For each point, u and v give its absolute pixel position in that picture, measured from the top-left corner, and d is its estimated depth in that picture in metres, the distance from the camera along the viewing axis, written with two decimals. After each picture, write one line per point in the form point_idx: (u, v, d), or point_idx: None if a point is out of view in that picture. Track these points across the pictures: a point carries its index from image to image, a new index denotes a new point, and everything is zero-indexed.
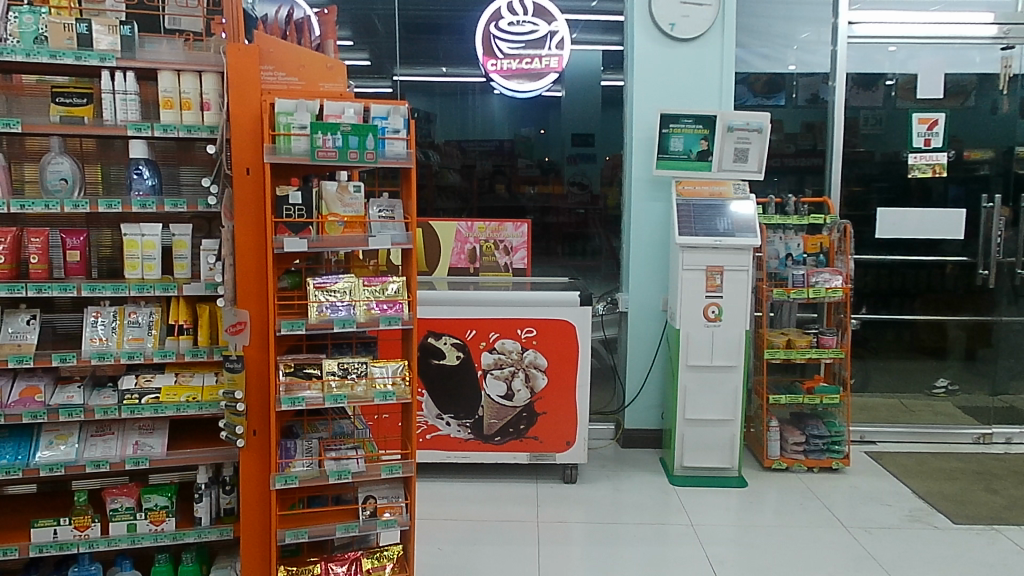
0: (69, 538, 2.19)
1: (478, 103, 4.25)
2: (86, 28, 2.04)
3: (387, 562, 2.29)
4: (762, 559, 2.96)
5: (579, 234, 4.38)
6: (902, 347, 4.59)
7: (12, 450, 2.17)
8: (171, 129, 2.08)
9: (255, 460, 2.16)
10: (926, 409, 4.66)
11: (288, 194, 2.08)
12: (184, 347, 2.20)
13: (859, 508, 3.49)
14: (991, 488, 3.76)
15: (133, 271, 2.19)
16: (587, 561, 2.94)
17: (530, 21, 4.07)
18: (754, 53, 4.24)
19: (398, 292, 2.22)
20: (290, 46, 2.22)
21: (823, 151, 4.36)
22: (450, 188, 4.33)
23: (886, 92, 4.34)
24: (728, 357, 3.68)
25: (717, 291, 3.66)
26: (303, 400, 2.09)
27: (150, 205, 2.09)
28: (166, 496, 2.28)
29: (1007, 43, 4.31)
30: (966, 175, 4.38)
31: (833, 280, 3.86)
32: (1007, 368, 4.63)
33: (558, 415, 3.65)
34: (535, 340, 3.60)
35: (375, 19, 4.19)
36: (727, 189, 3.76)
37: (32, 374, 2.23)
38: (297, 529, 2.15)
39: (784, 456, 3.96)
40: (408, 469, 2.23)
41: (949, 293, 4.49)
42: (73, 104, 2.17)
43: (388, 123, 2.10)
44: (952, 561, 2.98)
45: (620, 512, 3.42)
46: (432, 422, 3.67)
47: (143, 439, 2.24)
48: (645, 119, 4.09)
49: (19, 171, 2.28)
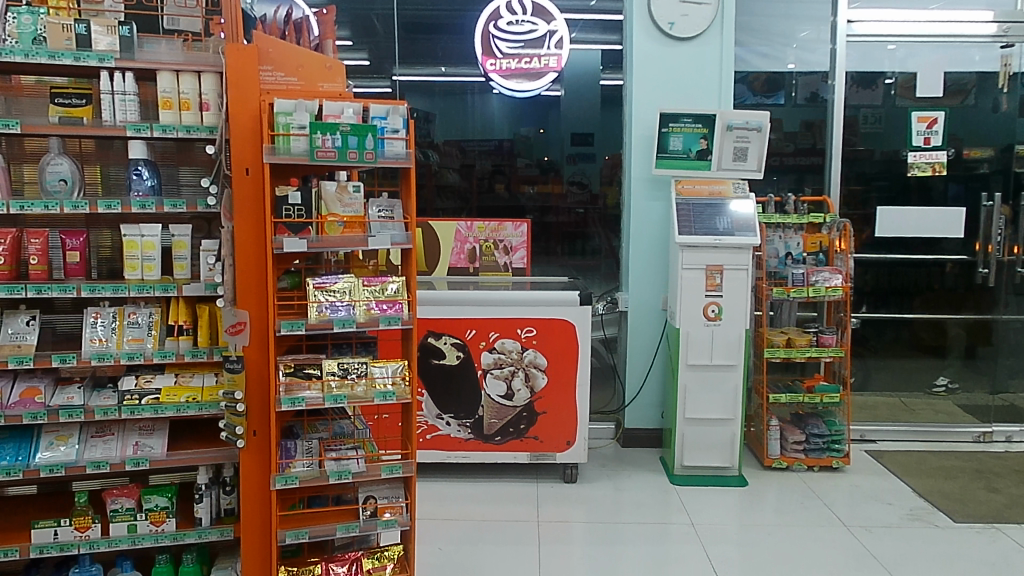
0: (70, 539, 2.18)
1: (477, 103, 4.25)
2: (85, 29, 2.04)
3: (387, 562, 2.29)
4: (763, 558, 2.96)
5: (579, 233, 4.38)
6: (903, 345, 4.61)
7: (12, 451, 2.17)
8: (170, 129, 2.08)
9: (256, 461, 2.16)
10: (926, 408, 4.64)
11: (288, 194, 2.07)
12: (184, 347, 2.20)
13: (860, 507, 3.49)
14: (992, 486, 3.76)
15: (133, 272, 2.19)
16: (588, 561, 2.94)
17: (529, 20, 4.08)
18: (753, 51, 4.24)
19: (397, 292, 2.22)
20: (289, 46, 2.21)
21: (822, 150, 4.36)
22: (450, 188, 4.33)
23: (886, 91, 4.34)
24: (728, 356, 3.68)
25: (717, 290, 3.66)
26: (304, 400, 2.08)
27: (150, 205, 2.09)
28: (167, 497, 2.27)
29: (1007, 42, 4.31)
30: (966, 173, 4.38)
31: (833, 279, 3.86)
32: (1008, 367, 4.63)
33: (558, 414, 3.65)
34: (535, 339, 3.60)
35: (374, 19, 4.19)
36: (727, 188, 3.76)
37: (32, 375, 2.23)
38: (297, 530, 2.15)
39: (784, 455, 3.96)
40: (408, 469, 2.23)
41: (949, 291, 4.51)
42: (73, 104, 2.16)
43: (388, 123, 2.10)
44: (953, 559, 2.98)
45: (621, 511, 3.42)
46: (433, 422, 3.67)
47: (144, 439, 2.24)
48: (645, 118, 4.08)
49: (18, 172, 2.28)
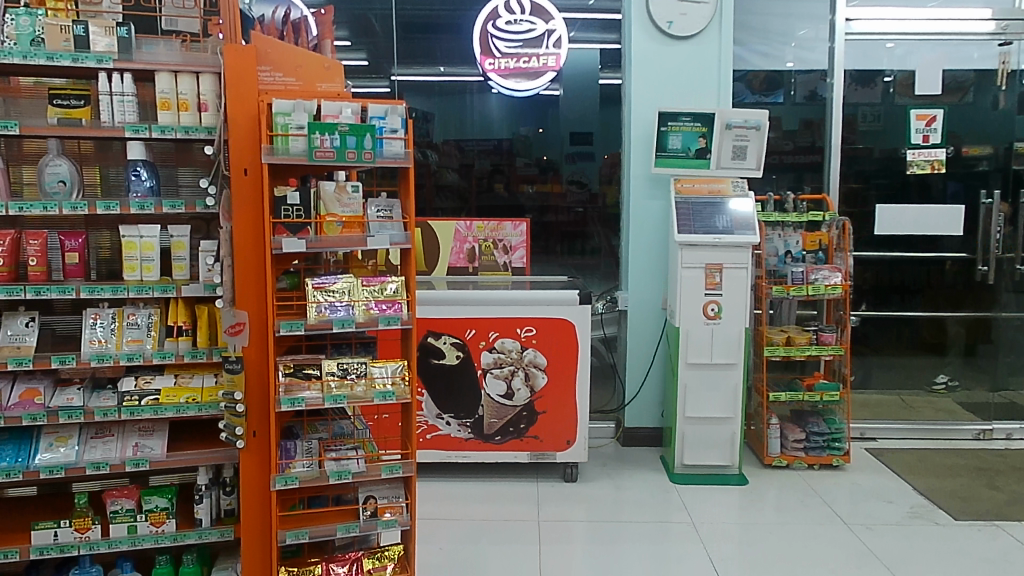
0: (70, 540, 2.18)
1: (476, 102, 4.25)
2: (83, 30, 2.03)
3: (387, 562, 2.29)
4: (764, 556, 2.96)
5: (578, 233, 4.38)
6: (902, 343, 4.60)
7: (12, 453, 2.17)
8: (169, 130, 2.08)
9: (255, 461, 2.16)
10: (926, 406, 4.65)
11: (287, 195, 2.06)
12: (183, 348, 2.20)
13: (860, 505, 3.50)
14: (992, 484, 3.76)
15: (132, 273, 2.19)
16: (589, 560, 2.94)
17: (527, 20, 4.09)
18: (752, 50, 4.24)
19: (397, 292, 2.22)
20: (287, 47, 2.21)
21: (821, 148, 4.36)
22: (449, 187, 4.33)
23: (885, 89, 4.34)
24: (728, 355, 3.68)
25: (716, 289, 3.66)
26: (303, 400, 2.09)
27: (149, 205, 2.09)
28: (166, 498, 2.27)
29: (1005, 39, 4.31)
30: (965, 171, 4.38)
31: (832, 277, 3.86)
32: (1008, 364, 4.63)
33: (558, 413, 3.65)
34: (535, 339, 3.60)
35: (372, 20, 4.20)
36: (726, 187, 3.75)
37: (31, 377, 2.23)
38: (297, 530, 2.15)
39: (785, 453, 3.96)
40: (408, 469, 2.23)
41: (949, 289, 4.51)
42: (71, 105, 2.16)
43: (386, 123, 2.10)
44: (954, 557, 2.98)
45: (621, 510, 3.42)
46: (433, 422, 3.67)
47: (143, 440, 2.24)
48: (644, 117, 4.08)
49: (17, 173, 2.27)
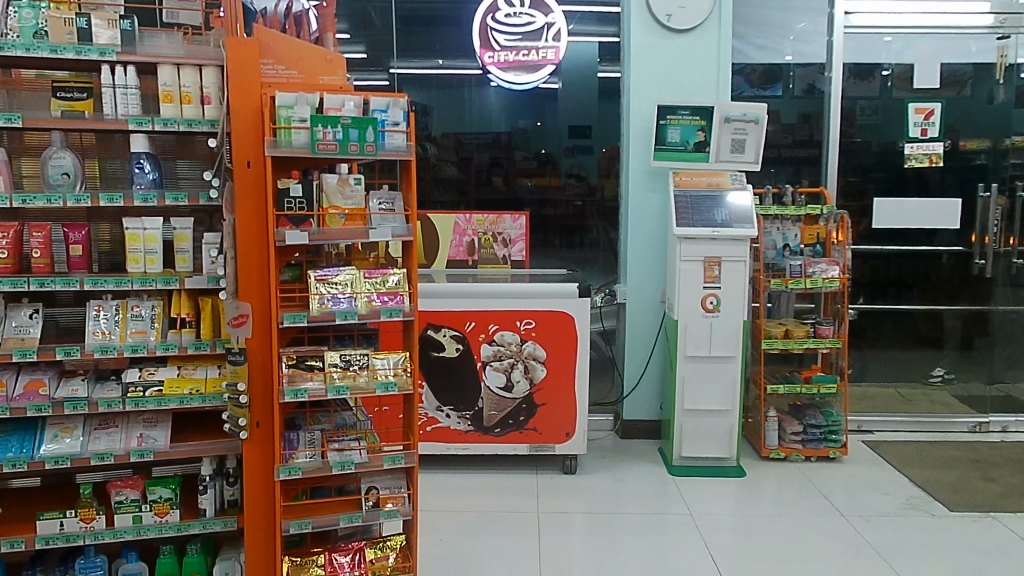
0: (76, 530, 2.21)
1: (475, 96, 4.26)
2: (86, 22, 2.05)
3: (389, 552, 2.32)
4: (761, 548, 2.99)
5: (577, 226, 4.39)
6: (899, 337, 4.63)
7: (17, 443, 2.17)
8: (171, 123, 2.08)
9: (258, 451, 2.17)
10: (922, 398, 4.69)
11: (289, 187, 2.09)
12: (187, 340, 2.21)
13: (857, 496, 3.52)
14: (988, 476, 3.79)
15: (136, 265, 2.19)
16: (588, 552, 2.95)
17: (526, 13, 4.03)
18: (750, 44, 4.26)
19: (398, 284, 2.23)
20: (290, 40, 2.21)
21: (819, 142, 4.37)
22: (448, 180, 4.34)
23: (882, 82, 4.35)
24: (726, 347, 3.70)
25: (715, 282, 3.67)
26: (306, 392, 2.12)
27: (152, 199, 2.10)
28: (171, 488, 2.29)
29: (1003, 33, 4.34)
30: (962, 165, 4.40)
31: (830, 270, 3.88)
32: (1005, 357, 4.65)
33: (557, 405, 3.67)
34: (535, 331, 3.62)
35: (371, 13, 4.20)
36: (725, 180, 3.79)
37: (36, 368, 2.24)
38: (300, 520, 2.18)
39: (782, 445, 3.99)
40: (409, 460, 2.24)
41: (946, 283, 4.53)
42: (73, 98, 2.17)
43: (388, 116, 2.11)
44: (950, 548, 3.01)
45: (620, 502, 3.45)
46: (433, 414, 3.69)
47: (148, 431, 2.27)
48: (643, 109, 4.09)
49: (17, 165, 2.28)
